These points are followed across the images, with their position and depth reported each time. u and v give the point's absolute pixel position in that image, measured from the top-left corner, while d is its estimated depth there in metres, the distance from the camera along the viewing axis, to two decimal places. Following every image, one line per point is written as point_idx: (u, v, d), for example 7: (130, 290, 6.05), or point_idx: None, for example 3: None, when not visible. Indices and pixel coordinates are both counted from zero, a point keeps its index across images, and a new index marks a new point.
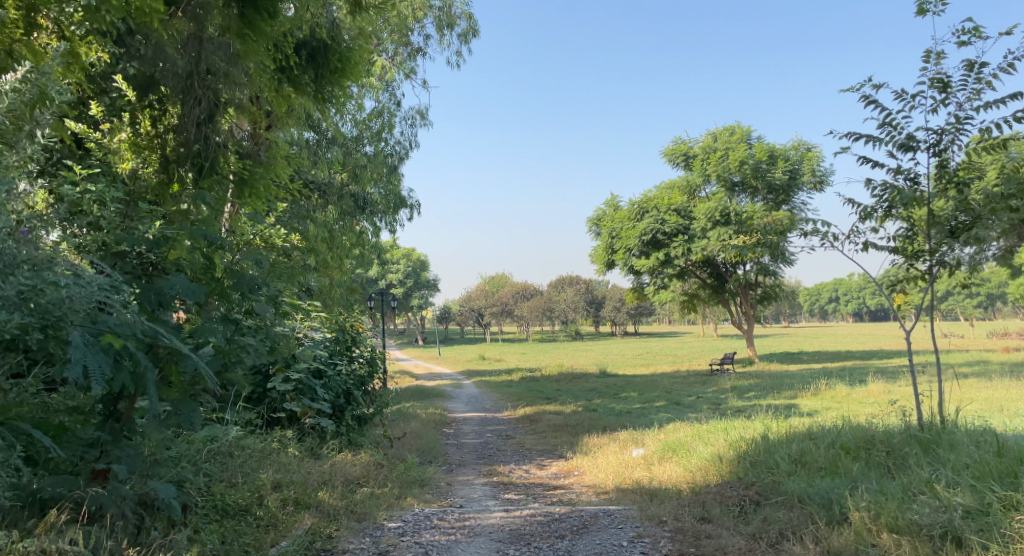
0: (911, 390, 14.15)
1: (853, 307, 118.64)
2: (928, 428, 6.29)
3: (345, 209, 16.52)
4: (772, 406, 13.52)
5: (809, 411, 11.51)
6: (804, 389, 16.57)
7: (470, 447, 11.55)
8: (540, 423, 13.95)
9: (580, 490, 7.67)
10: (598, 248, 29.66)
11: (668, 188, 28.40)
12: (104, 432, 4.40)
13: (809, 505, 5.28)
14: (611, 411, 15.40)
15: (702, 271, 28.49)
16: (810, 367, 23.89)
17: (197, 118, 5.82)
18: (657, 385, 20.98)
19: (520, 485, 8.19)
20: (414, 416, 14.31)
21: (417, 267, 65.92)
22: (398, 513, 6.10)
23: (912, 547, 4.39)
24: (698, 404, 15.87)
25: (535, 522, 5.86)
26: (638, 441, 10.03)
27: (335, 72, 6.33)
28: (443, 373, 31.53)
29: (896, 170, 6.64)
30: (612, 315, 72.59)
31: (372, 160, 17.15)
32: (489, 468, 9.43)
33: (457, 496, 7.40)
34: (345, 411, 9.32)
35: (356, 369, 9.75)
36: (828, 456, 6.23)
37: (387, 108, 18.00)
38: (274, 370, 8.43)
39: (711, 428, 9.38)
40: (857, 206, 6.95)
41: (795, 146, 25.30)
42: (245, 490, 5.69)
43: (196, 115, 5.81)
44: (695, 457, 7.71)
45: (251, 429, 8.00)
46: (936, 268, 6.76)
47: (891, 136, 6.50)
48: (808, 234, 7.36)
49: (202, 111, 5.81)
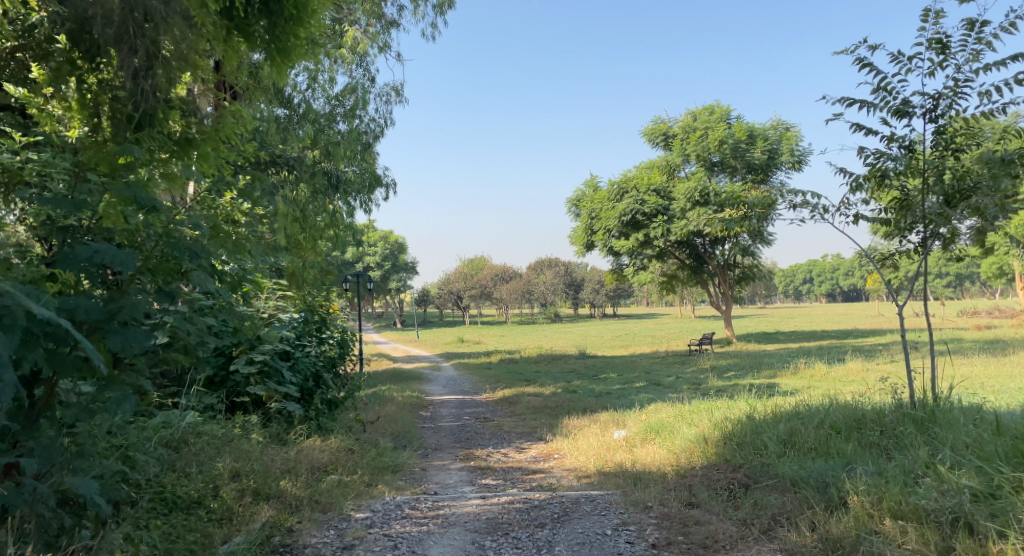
0: (892, 369, 14.04)
1: (829, 288, 119.79)
2: (922, 406, 6.00)
3: (317, 187, 15.98)
4: (753, 385, 13.33)
5: (792, 390, 11.32)
6: (783, 368, 16.43)
7: (446, 430, 11.21)
8: (519, 404, 13.65)
9: (560, 475, 7.34)
10: (578, 229, 29.34)
11: (647, 169, 28.12)
12: (14, 421, 3.89)
13: (804, 489, 4.99)
14: (591, 392, 15.16)
15: (681, 251, 28.31)
16: (790, 347, 23.83)
17: (134, 68, 4.97)
18: (636, 366, 20.81)
19: (497, 469, 7.85)
20: (390, 399, 13.96)
21: (396, 250, 65.31)
22: (367, 502, 5.74)
23: (918, 534, 4.12)
24: (678, 384, 15.69)
25: (513, 510, 5.52)
26: (619, 423, 9.74)
27: (289, 20, 5.33)
28: (421, 356, 31.19)
29: (890, 137, 6.31)
30: (591, 297, 72.42)
31: (345, 138, 16.64)
32: (466, 451, 9.09)
33: (431, 482, 7.04)
34: (314, 394, 8.92)
35: (325, 351, 9.36)
36: (819, 436, 5.94)
37: (360, 84, 17.42)
38: (237, 352, 8.09)
39: (694, 408, 9.11)
40: (849, 176, 6.60)
41: (774, 125, 25.02)
42: (198, 480, 5.37)
43: (133, 66, 4.96)
44: (680, 438, 7.40)
45: (211, 414, 7.62)
46: (930, 240, 6.54)
47: (886, 101, 6.14)
48: (797, 206, 7.03)
49: (139, 61, 4.96)
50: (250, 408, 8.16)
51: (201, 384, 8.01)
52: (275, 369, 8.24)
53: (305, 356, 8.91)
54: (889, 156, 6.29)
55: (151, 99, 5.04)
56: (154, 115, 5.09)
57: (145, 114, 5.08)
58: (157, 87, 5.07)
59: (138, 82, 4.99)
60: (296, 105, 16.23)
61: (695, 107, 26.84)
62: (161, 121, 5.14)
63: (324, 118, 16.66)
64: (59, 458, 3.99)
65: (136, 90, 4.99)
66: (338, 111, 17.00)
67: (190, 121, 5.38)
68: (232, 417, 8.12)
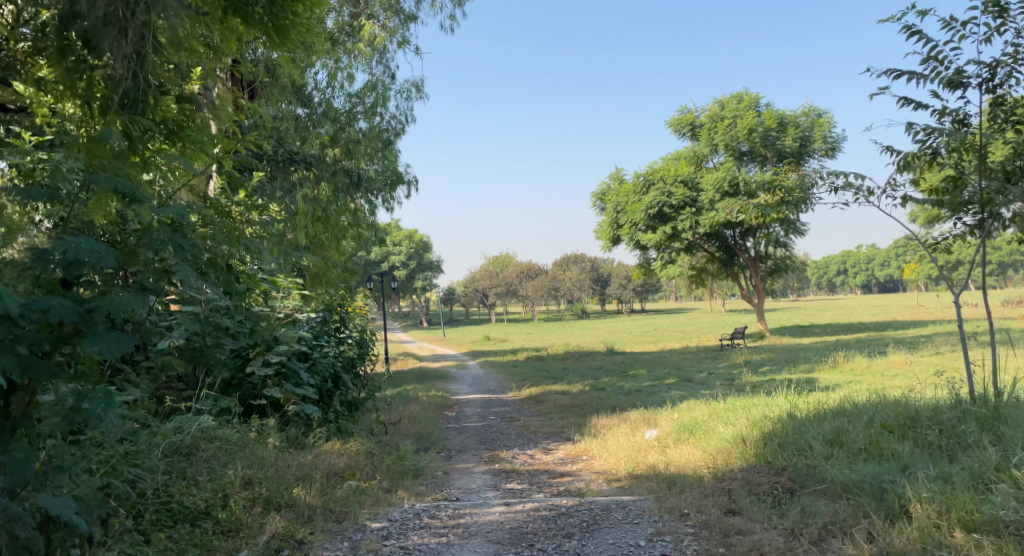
0: (936, 361, 13.44)
1: (862, 280, 117.58)
2: (983, 402, 5.54)
3: (339, 186, 15.76)
4: (790, 380, 12.85)
5: (832, 386, 10.79)
6: (821, 362, 15.86)
7: (471, 431, 10.87)
8: (545, 403, 13.27)
9: (589, 478, 6.96)
10: (603, 224, 28.87)
11: (674, 160, 27.58)
12: None
13: (859, 497, 4.56)
14: (620, 389, 14.72)
15: (710, 244, 27.72)
16: (825, 340, 23.14)
17: (125, 52, 4.58)
18: (666, 361, 20.30)
19: (523, 473, 7.49)
20: (414, 399, 13.66)
21: (421, 248, 65.19)
22: (384, 510, 5.42)
23: (995, 548, 3.71)
24: (711, 380, 15.22)
25: (539, 518, 5.17)
26: (650, 422, 9.33)
27: None
28: (447, 355, 30.92)
29: (941, 111, 5.87)
30: (619, 293, 71.24)
31: (367, 135, 16.39)
32: (491, 453, 8.75)
33: (453, 488, 6.71)
34: (333, 397, 8.64)
35: (344, 351, 9.08)
36: (869, 436, 5.52)
37: (381, 81, 17.16)
38: (253, 353, 7.81)
39: (730, 406, 8.65)
40: (896, 154, 6.16)
41: (805, 112, 24.30)
42: (208, 489, 5.09)
43: (123, 50, 4.56)
44: (716, 439, 6.98)
45: (227, 419, 7.35)
46: (989, 222, 6.06)
47: (937, 72, 5.71)
48: (840, 189, 6.58)
49: (130, 44, 4.57)
50: (267, 411, 7.88)
51: (216, 386, 7.76)
52: (293, 371, 7.98)
53: (324, 357, 8.62)
54: (942, 132, 5.83)
55: (141, 86, 4.66)
56: (146, 102, 4.67)
57: (136, 101, 4.66)
58: (148, 74, 4.69)
59: (129, 68, 4.60)
60: (316, 103, 16.02)
61: (722, 96, 26.26)
62: (153, 108, 4.72)
63: (345, 116, 16.44)
64: (33, 474, 3.77)
65: (127, 76, 4.61)
66: (358, 109, 16.76)
67: (185, 110, 4.98)
68: (248, 421, 7.85)
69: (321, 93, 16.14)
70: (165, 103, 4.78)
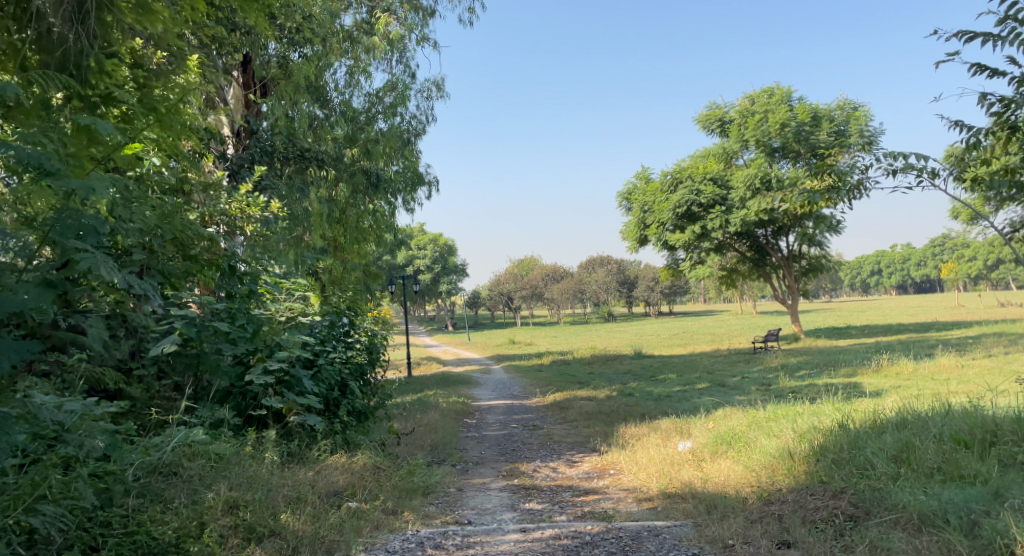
0: (991, 365, 12.52)
1: (898, 279, 115.03)
2: None
3: (356, 187, 15.30)
4: (832, 386, 12.05)
5: (879, 392, 9.99)
6: (862, 366, 15.00)
7: (491, 441, 10.23)
8: (570, 410, 12.58)
9: (617, 497, 6.28)
10: (630, 224, 28.12)
11: (703, 158, 26.82)
12: None
13: (944, 532, 3.93)
14: (649, 395, 13.99)
15: (742, 243, 26.82)
16: (864, 342, 22.13)
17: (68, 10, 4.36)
18: (696, 365, 19.47)
19: (545, 489, 6.84)
20: (433, 405, 13.06)
21: (445, 251, 64.67)
22: (383, 541, 4.86)
23: None
24: (745, 385, 14.44)
25: (559, 549, 4.54)
26: (683, 432, 8.60)
27: None
28: (472, 358, 30.25)
29: (1021, 79, 5.10)
30: (645, 295, 70.09)
31: (385, 135, 15.93)
32: (511, 466, 8.10)
33: (466, 508, 6.09)
34: (340, 406, 8.05)
35: (353, 357, 8.48)
36: (942, 453, 4.83)
37: (400, 80, 16.63)
38: (253, 360, 7.23)
39: (771, 414, 7.95)
40: (967, 130, 5.35)
41: (840, 105, 23.41)
42: (183, 518, 4.59)
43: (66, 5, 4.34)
44: (758, 453, 6.29)
45: (223, 431, 6.80)
46: None
47: (1018, 34, 4.95)
48: (900, 172, 5.73)
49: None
50: (267, 421, 7.31)
51: (215, 394, 7.21)
52: (295, 379, 7.44)
53: (330, 363, 8.03)
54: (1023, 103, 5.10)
55: (89, 47, 4.46)
56: (90, 69, 4.51)
57: (78, 69, 4.49)
58: (96, 35, 4.50)
59: (71, 31, 4.40)
60: (334, 102, 15.59)
61: (752, 91, 25.42)
62: (97, 75, 4.55)
63: (363, 116, 15.97)
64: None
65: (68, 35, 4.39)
66: (377, 108, 16.29)
67: (139, 79, 4.89)
68: (248, 433, 7.31)
69: (337, 91, 15.67)
70: (112, 69, 4.59)
